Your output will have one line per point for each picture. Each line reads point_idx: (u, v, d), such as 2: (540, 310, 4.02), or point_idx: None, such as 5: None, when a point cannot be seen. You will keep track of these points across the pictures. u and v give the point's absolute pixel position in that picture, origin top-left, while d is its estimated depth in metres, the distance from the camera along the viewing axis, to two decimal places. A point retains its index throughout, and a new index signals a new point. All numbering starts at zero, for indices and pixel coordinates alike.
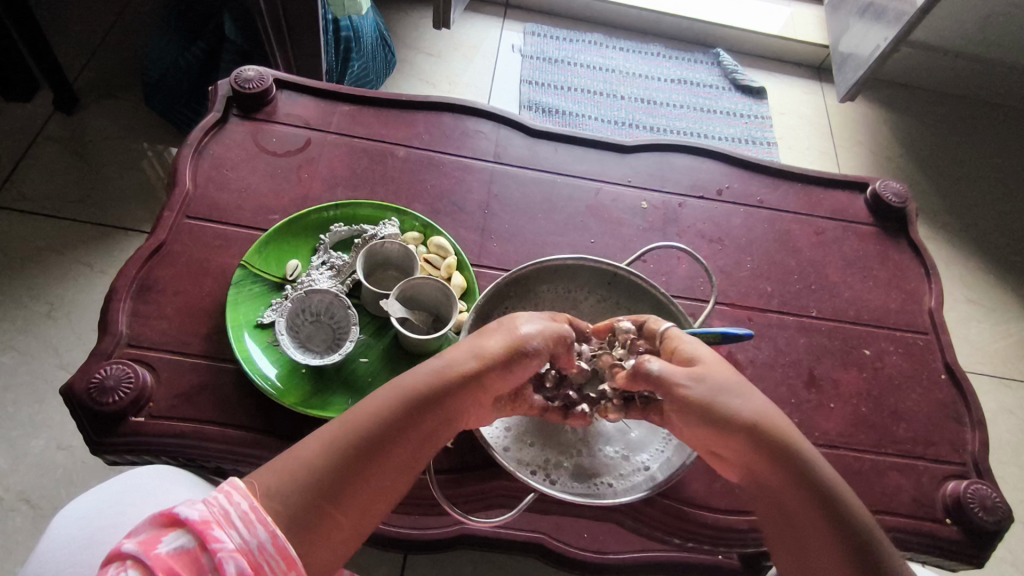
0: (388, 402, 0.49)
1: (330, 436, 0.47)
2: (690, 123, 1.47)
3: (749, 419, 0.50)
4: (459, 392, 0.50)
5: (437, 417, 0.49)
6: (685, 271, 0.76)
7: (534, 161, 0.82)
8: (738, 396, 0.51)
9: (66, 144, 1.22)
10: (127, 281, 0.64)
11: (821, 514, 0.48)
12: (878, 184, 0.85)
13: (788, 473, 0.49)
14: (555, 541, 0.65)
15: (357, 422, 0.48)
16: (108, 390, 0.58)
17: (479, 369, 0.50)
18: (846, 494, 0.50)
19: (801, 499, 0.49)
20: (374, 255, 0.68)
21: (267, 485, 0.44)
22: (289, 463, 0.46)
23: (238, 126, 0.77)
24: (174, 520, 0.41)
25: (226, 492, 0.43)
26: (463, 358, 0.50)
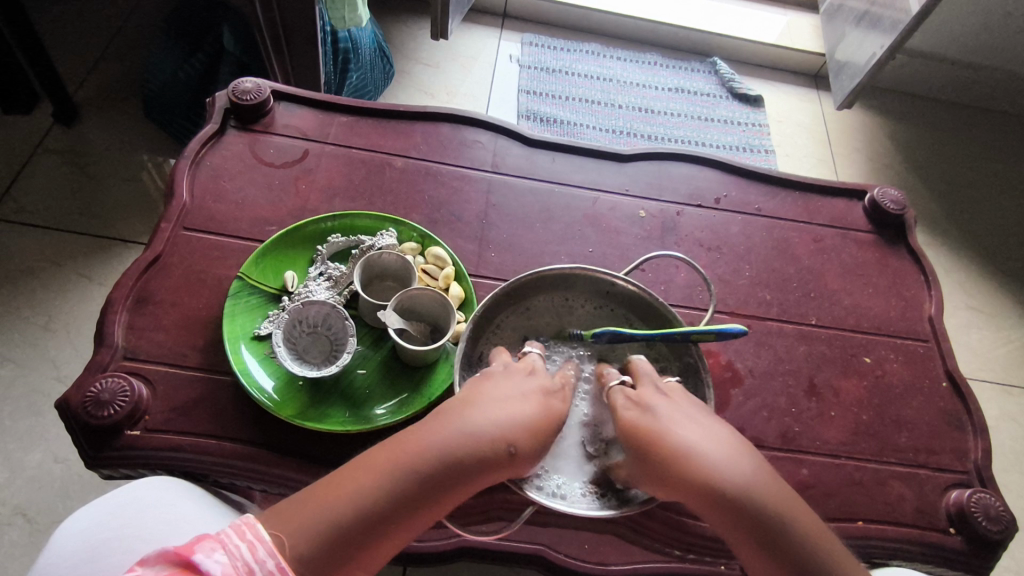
0: (424, 466, 0.46)
1: (362, 497, 0.45)
2: (688, 132, 1.48)
3: (684, 447, 0.50)
4: (496, 468, 0.48)
5: (470, 489, 0.48)
6: (684, 280, 0.76)
7: (531, 171, 0.82)
8: (674, 426, 0.52)
9: (63, 155, 1.22)
10: (124, 293, 0.64)
11: (763, 550, 0.47)
12: (876, 191, 0.85)
13: (722, 506, 0.48)
14: (555, 553, 0.63)
15: (390, 484, 0.45)
16: (104, 403, 0.57)
17: (518, 446, 0.49)
18: (798, 527, 0.47)
19: (737, 532, 0.48)
20: (373, 266, 0.68)
21: (296, 544, 0.42)
22: (306, 514, 0.43)
23: (235, 137, 0.77)
24: (192, 566, 0.38)
25: (250, 542, 0.40)
26: (504, 431, 0.49)
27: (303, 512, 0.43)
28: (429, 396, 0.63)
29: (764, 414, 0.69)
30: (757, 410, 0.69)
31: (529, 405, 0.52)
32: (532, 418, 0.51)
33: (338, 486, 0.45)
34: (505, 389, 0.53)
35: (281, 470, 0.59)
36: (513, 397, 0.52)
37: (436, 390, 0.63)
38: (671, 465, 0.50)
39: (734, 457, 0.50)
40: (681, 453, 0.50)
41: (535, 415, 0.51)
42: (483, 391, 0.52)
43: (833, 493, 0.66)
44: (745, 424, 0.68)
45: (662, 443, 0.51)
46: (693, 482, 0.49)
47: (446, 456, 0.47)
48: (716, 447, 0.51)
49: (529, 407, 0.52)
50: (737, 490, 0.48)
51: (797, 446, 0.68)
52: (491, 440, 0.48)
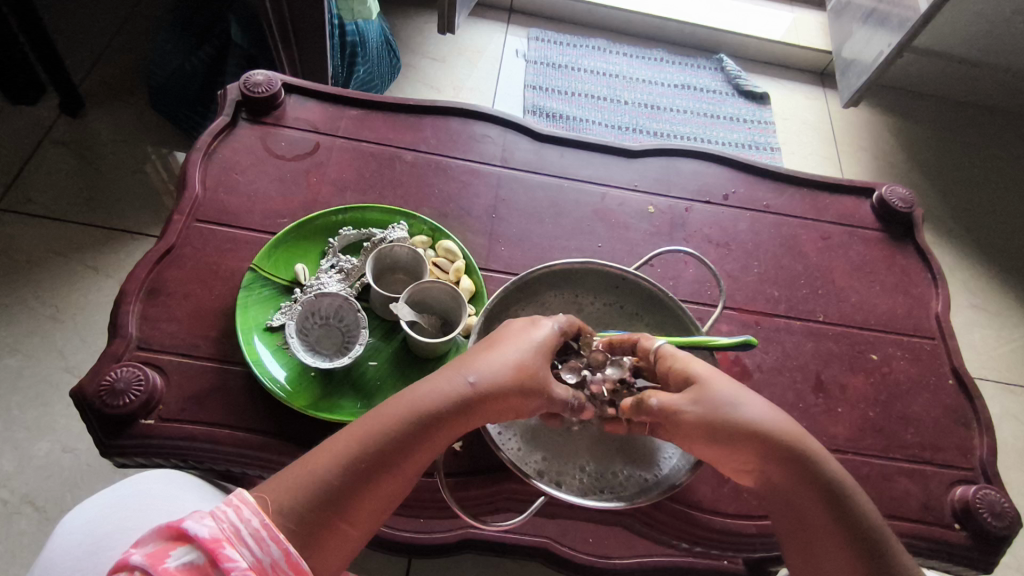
0: (395, 416, 0.48)
1: (339, 452, 0.46)
2: (694, 128, 1.48)
3: (762, 417, 0.51)
4: (465, 407, 0.49)
5: (444, 434, 0.49)
6: (693, 276, 0.76)
7: (541, 166, 0.82)
8: (745, 396, 0.52)
9: (71, 147, 1.22)
10: (137, 284, 0.64)
11: (834, 515, 0.49)
12: (883, 190, 0.85)
13: (799, 473, 0.50)
14: (559, 546, 0.64)
15: (365, 437, 0.47)
16: (118, 392, 0.58)
17: (481, 379, 0.49)
18: (861, 497, 0.50)
19: (810, 494, 0.49)
20: (384, 259, 0.68)
21: (279, 502, 0.44)
22: (290, 474, 0.46)
23: (246, 129, 0.77)
24: (183, 535, 0.40)
25: (234, 506, 0.42)
26: (466, 370, 0.50)
27: (288, 473, 0.46)
28: None
29: None
30: None
31: (495, 346, 0.52)
32: (497, 355, 0.51)
33: (321, 448, 0.47)
34: (478, 342, 0.54)
35: (293, 460, 0.59)
36: (483, 347, 0.52)
37: None
38: (750, 433, 0.50)
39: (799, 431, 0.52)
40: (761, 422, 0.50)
41: (503, 352, 0.51)
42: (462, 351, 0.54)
43: None
44: None
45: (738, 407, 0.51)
46: (772, 450, 0.50)
47: (414, 403, 0.48)
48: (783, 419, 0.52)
49: (497, 348, 0.52)
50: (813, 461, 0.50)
51: None
52: (454, 384, 0.49)
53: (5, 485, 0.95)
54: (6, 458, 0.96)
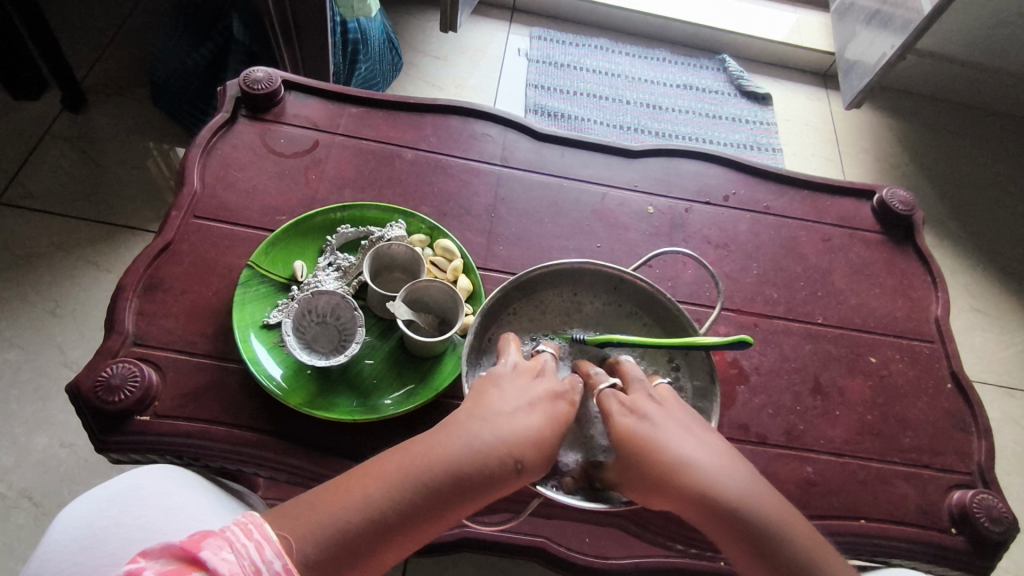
0: (430, 476, 0.45)
1: (364, 508, 0.44)
2: (696, 129, 1.47)
3: (681, 458, 0.48)
4: (503, 483, 0.47)
5: (477, 505, 0.47)
6: (692, 277, 0.76)
7: (541, 165, 0.82)
8: (670, 435, 0.49)
9: (72, 142, 1.22)
10: (135, 279, 0.64)
11: (760, 562, 0.44)
12: (884, 192, 0.85)
13: (717, 520, 0.46)
14: (556, 546, 0.64)
15: (396, 496, 0.44)
16: (115, 389, 0.58)
17: (526, 460, 0.47)
18: (802, 539, 0.45)
19: (734, 543, 0.45)
20: (382, 257, 0.68)
21: (301, 551, 0.41)
22: (311, 520, 0.43)
23: (246, 126, 0.77)
24: (198, 562, 0.38)
25: (257, 541, 0.40)
26: (512, 446, 0.47)
27: (310, 517, 0.43)
28: (436, 386, 0.63)
29: (769, 411, 0.69)
30: (762, 408, 0.69)
31: (534, 415, 0.50)
32: (539, 430, 0.49)
33: (339, 493, 0.44)
34: (512, 397, 0.51)
35: (289, 458, 0.59)
36: (523, 409, 0.50)
37: (443, 382, 0.63)
38: (666, 478, 0.47)
39: (737, 467, 0.48)
40: (677, 464, 0.48)
41: (544, 428, 0.50)
42: (488, 399, 0.51)
43: (837, 491, 0.66)
44: (749, 421, 0.68)
45: (657, 454, 0.48)
46: (687, 495, 0.47)
47: (454, 468, 0.46)
48: (714, 458, 0.48)
49: (538, 417, 0.50)
50: (736, 502, 0.46)
51: (801, 444, 0.68)
52: (495, 454, 0.47)
53: (3, 478, 0.95)
54: (4, 452, 0.97)
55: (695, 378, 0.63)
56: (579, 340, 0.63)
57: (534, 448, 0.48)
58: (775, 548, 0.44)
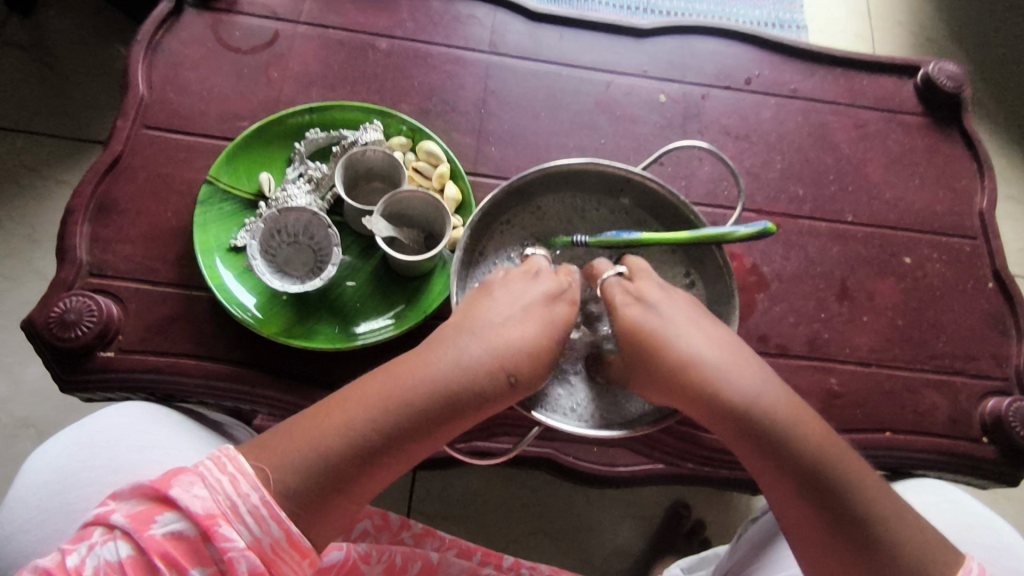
0: (419, 395, 0.42)
1: (349, 430, 0.41)
2: (713, 5, 1.31)
3: (689, 358, 0.46)
4: (495, 399, 0.45)
5: (466, 423, 0.44)
6: (708, 174, 0.68)
7: (536, 50, 0.71)
8: (680, 335, 0.47)
9: (25, 49, 1.11)
10: (83, 202, 0.57)
11: (766, 458, 0.43)
12: (931, 67, 0.74)
13: (724, 416, 0.45)
14: (565, 457, 0.61)
15: (380, 418, 0.41)
16: (70, 324, 0.52)
17: (520, 373, 0.45)
18: (819, 439, 0.43)
19: (744, 443, 0.44)
20: (356, 165, 0.60)
21: (282, 483, 0.39)
22: (288, 447, 0.40)
23: (193, 16, 0.66)
24: (169, 501, 0.37)
25: (231, 475, 0.38)
26: (503, 358, 0.45)
27: (290, 445, 0.40)
28: (425, 307, 0.57)
29: (790, 320, 0.63)
30: (782, 317, 0.63)
31: (528, 323, 0.47)
32: (534, 340, 0.46)
33: (320, 418, 0.41)
34: (503, 307, 0.47)
35: (270, 391, 0.55)
36: (512, 317, 0.47)
37: (433, 303, 0.57)
38: (677, 380, 0.46)
39: (744, 367, 0.46)
40: (688, 366, 0.46)
41: (540, 336, 0.47)
42: (478, 310, 0.47)
43: (860, 403, 0.62)
44: (768, 332, 0.63)
45: (668, 349, 0.47)
46: (693, 389, 0.45)
47: (441, 384, 0.43)
48: (728, 358, 0.46)
49: (528, 324, 0.47)
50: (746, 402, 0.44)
51: (824, 354, 0.63)
52: (488, 367, 0.44)
53: (3, 408, 0.94)
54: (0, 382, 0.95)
55: (710, 294, 0.57)
56: (580, 243, 0.57)
57: (526, 356, 0.45)
58: (785, 447, 0.43)
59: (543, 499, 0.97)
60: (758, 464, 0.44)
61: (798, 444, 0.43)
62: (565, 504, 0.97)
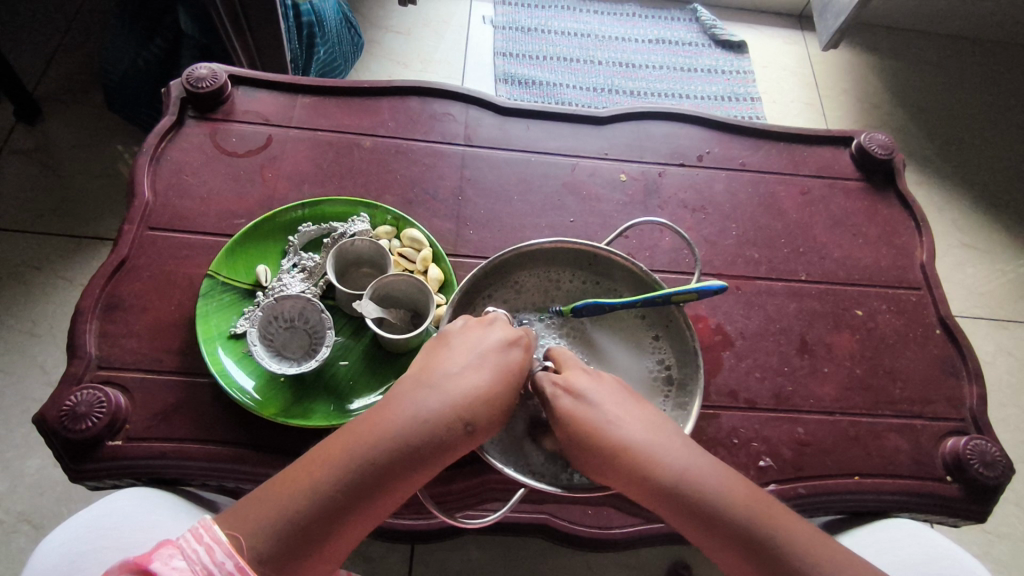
0: (381, 449, 0.46)
1: (315, 491, 0.45)
2: (670, 84, 1.43)
3: (623, 443, 0.50)
4: (453, 446, 0.48)
5: (429, 469, 0.48)
6: (669, 244, 0.74)
7: (506, 141, 0.79)
8: (612, 421, 0.51)
9: (31, 155, 1.19)
10: (92, 300, 0.62)
11: (703, 527, 0.48)
12: (863, 137, 0.82)
13: (660, 493, 0.49)
14: (558, 520, 0.67)
15: (345, 474, 0.45)
16: (80, 416, 0.56)
17: (476, 422, 0.49)
18: (750, 504, 0.48)
19: (681, 517, 0.49)
20: (346, 254, 0.65)
21: (255, 547, 0.42)
22: (260, 511, 0.44)
23: (194, 127, 0.74)
24: (149, 574, 0.40)
25: (206, 545, 0.41)
26: (460, 408, 0.49)
27: (261, 508, 0.44)
28: None
29: (756, 375, 0.68)
30: (748, 372, 0.68)
31: (483, 372, 0.51)
32: (488, 389, 0.50)
33: (288, 481, 0.45)
34: (459, 357, 0.52)
35: (269, 470, 0.58)
36: (466, 369, 0.51)
37: None
38: (615, 463, 0.50)
39: (673, 445, 0.50)
40: (624, 454, 0.50)
41: (494, 384, 0.51)
42: (437, 362, 0.51)
43: (829, 451, 0.65)
44: (736, 387, 0.67)
45: (603, 436, 0.50)
46: (628, 470, 0.49)
47: (401, 436, 0.47)
48: (652, 434, 0.51)
49: (482, 374, 0.51)
50: (680, 478, 0.49)
51: (791, 406, 0.67)
52: (446, 416, 0.48)
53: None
54: None
55: (679, 355, 0.62)
56: (558, 311, 0.63)
57: (479, 404, 0.49)
58: (718, 517, 0.47)
59: (543, 567, 0.98)
60: (698, 532, 0.48)
61: (732, 514, 0.47)
62: (564, 571, 0.98)
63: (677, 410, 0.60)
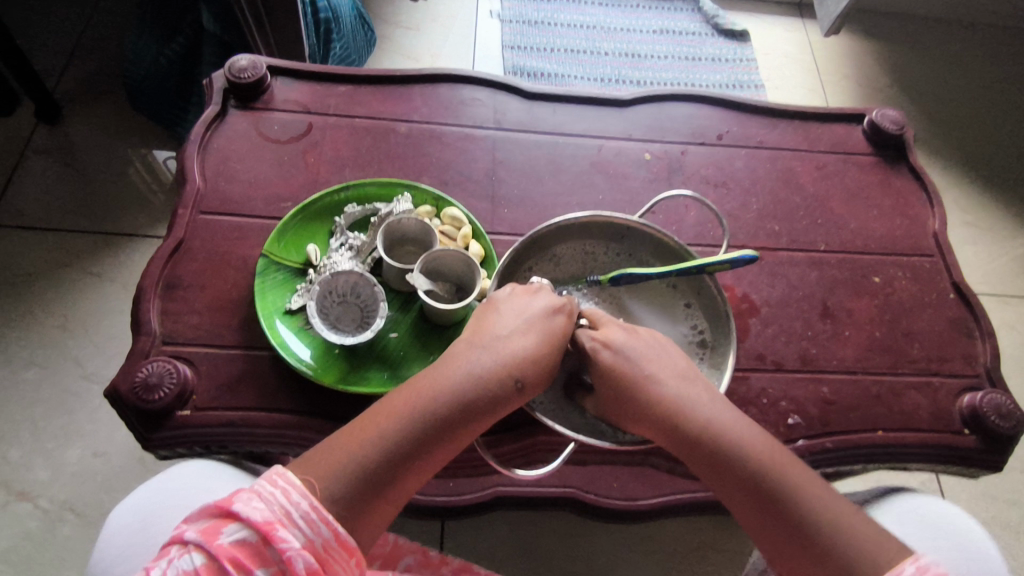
0: (440, 404, 0.50)
1: (381, 440, 0.48)
2: (677, 73, 1.47)
3: (656, 394, 0.54)
4: (504, 402, 0.52)
5: (482, 424, 0.51)
6: (694, 218, 0.77)
7: (534, 124, 0.82)
8: (647, 375, 0.55)
9: (58, 155, 1.22)
10: (153, 281, 0.65)
11: (724, 478, 0.51)
12: (874, 113, 0.86)
13: (687, 442, 0.52)
14: (587, 494, 0.68)
15: (407, 425, 0.49)
16: (152, 387, 0.59)
17: (525, 380, 0.53)
18: (775, 462, 0.50)
19: (705, 467, 0.52)
20: (392, 232, 0.69)
21: (328, 489, 0.45)
22: (331, 456, 0.47)
23: (237, 117, 0.77)
24: (231, 514, 0.42)
25: (283, 488, 0.43)
26: (510, 366, 0.52)
27: (333, 454, 0.47)
28: None
29: (782, 339, 0.72)
30: (775, 336, 0.71)
31: (531, 334, 0.54)
32: (536, 350, 0.54)
33: (355, 430, 0.48)
34: (507, 321, 0.55)
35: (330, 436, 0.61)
36: (515, 332, 0.54)
37: None
38: (646, 412, 0.54)
39: (704, 400, 0.54)
40: (655, 404, 0.54)
41: (540, 345, 0.54)
42: (488, 325, 0.55)
43: (854, 408, 0.69)
44: (764, 351, 0.71)
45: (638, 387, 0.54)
46: (658, 419, 0.54)
47: (458, 392, 0.50)
48: (684, 389, 0.54)
49: (529, 337, 0.54)
50: (709, 430, 0.52)
51: (816, 367, 0.70)
52: (498, 374, 0.52)
53: (41, 494, 0.97)
54: (42, 468, 0.99)
55: (711, 318, 0.65)
56: (595, 281, 0.67)
57: (528, 364, 0.53)
58: (739, 468, 0.50)
59: (572, 539, 1.01)
60: (719, 484, 0.51)
61: (753, 466, 0.50)
62: (592, 542, 1.01)
63: (711, 370, 0.64)
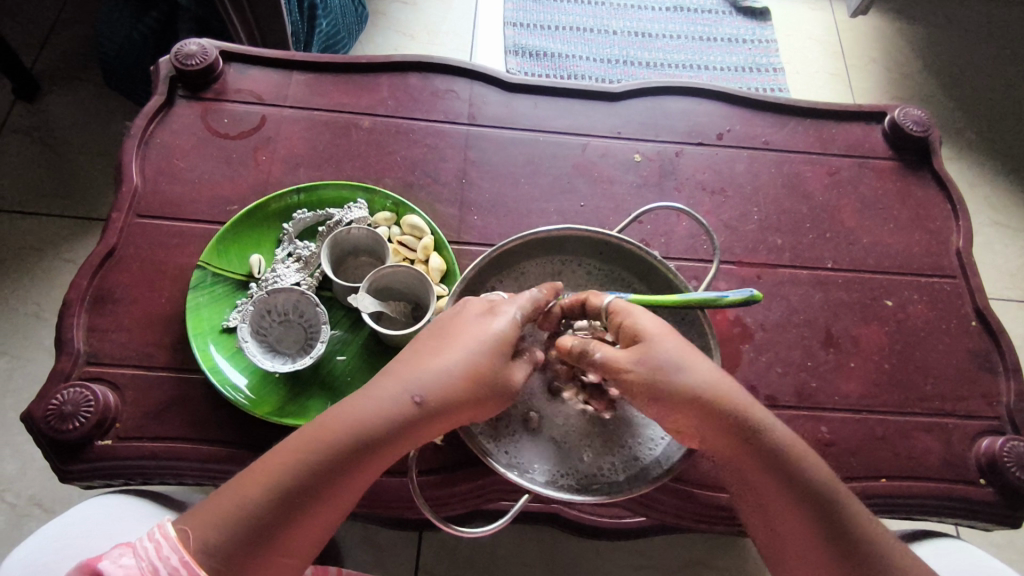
0: (331, 434, 0.43)
1: (266, 481, 0.42)
2: (689, 55, 1.36)
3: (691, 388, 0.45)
4: (412, 426, 0.43)
5: (390, 452, 0.44)
6: (686, 230, 0.69)
7: (513, 119, 0.74)
8: (678, 366, 0.45)
9: (31, 135, 1.16)
10: (80, 293, 0.59)
11: (777, 479, 0.44)
12: (896, 112, 0.77)
13: (738, 440, 0.45)
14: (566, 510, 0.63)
15: (299, 461, 0.42)
16: (67, 416, 0.54)
17: (430, 397, 0.44)
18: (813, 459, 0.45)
19: (761, 470, 0.45)
20: (342, 244, 0.62)
21: (202, 537, 0.41)
22: (220, 499, 0.42)
23: (184, 107, 0.70)
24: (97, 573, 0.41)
25: (155, 542, 0.41)
26: (410, 385, 0.44)
27: (217, 499, 0.42)
28: None
29: (777, 370, 0.64)
30: (769, 367, 0.64)
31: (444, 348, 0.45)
32: (447, 364, 0.45)
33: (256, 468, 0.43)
34: (425, 340, 0.47)
35: None
36: (431, 348, 0.46)
37: None
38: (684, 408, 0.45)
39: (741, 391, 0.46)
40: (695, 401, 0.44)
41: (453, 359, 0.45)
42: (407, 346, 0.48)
43: (854, 451, 0.62)
44: (756, 383, 0.63)
45: (668, 380, 0.45)
46: (703, 416, 0.45)
47: (353, 421, 0.43)
48: (719, 380, 0.45)
49: (444, 352, 0.45)
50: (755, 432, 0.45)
51: (814, 403, 0.63)
52: (398, 395, 0.44)
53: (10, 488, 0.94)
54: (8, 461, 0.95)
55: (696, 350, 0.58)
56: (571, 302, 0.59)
57: (436, 381, 0.44)
58: (794, 469, 0.44)
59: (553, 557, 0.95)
60: (770, 489, 0.45)
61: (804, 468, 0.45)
62: (575, 561, 0.95)
63: None
